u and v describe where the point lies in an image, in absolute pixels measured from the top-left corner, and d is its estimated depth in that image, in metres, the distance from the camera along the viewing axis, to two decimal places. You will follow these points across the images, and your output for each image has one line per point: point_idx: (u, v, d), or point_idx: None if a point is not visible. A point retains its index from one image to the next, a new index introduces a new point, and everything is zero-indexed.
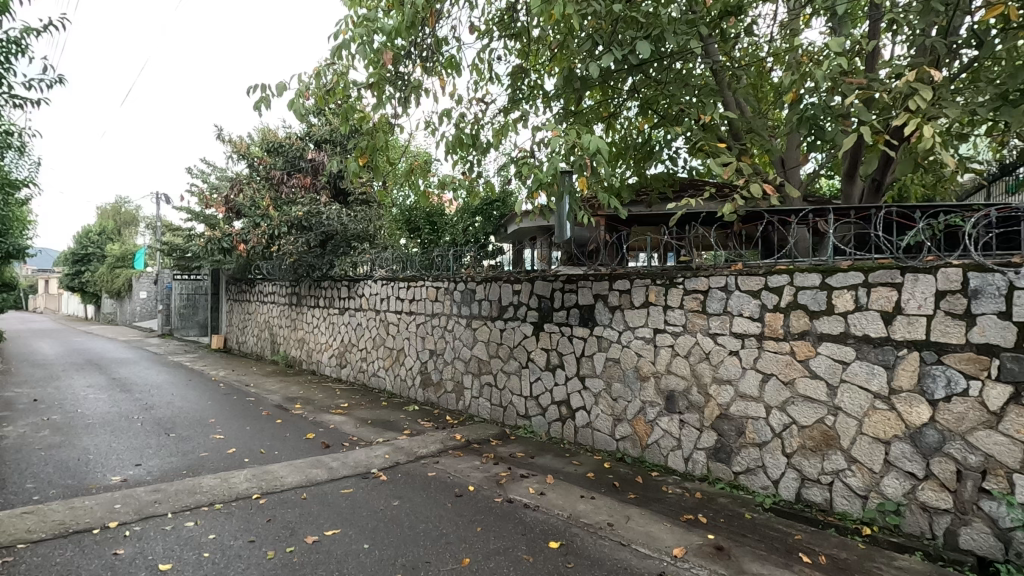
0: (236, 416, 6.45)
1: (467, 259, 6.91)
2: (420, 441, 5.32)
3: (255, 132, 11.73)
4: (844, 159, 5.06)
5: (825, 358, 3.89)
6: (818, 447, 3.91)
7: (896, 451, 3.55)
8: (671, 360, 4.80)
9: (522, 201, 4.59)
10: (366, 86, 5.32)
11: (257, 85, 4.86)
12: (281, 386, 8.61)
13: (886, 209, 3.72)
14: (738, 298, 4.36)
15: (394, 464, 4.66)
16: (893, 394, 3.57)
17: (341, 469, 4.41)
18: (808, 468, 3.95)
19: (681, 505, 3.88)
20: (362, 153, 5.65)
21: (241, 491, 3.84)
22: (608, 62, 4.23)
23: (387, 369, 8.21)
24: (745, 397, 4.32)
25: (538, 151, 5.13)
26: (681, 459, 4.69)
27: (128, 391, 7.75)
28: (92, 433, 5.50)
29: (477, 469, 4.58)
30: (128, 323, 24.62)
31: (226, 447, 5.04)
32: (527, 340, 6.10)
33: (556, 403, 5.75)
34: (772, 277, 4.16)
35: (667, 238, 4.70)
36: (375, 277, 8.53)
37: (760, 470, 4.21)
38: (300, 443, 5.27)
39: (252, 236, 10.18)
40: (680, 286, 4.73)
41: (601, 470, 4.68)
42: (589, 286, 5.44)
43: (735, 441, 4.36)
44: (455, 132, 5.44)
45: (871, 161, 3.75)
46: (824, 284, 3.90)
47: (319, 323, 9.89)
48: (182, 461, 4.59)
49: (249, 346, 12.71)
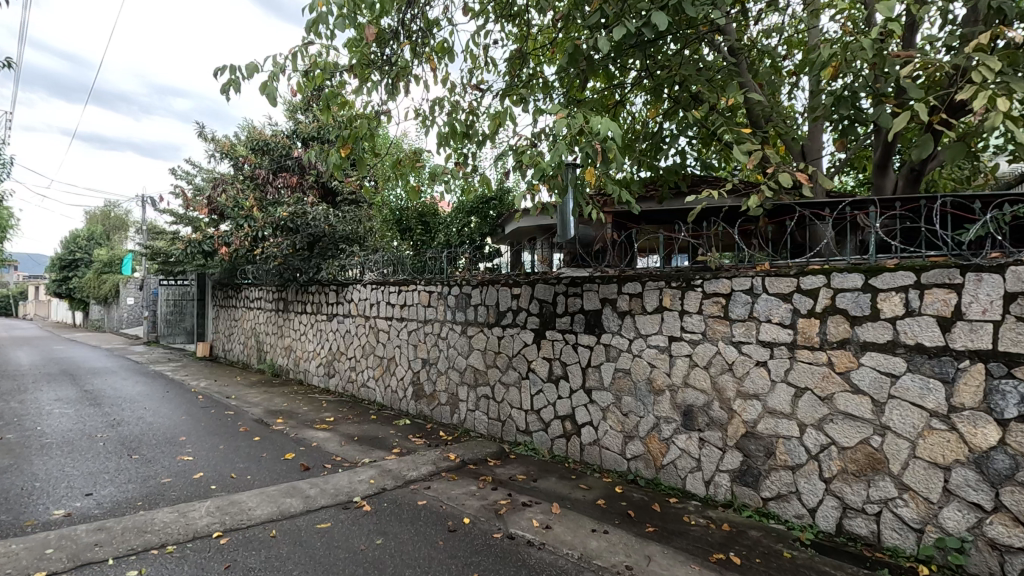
0: (211, 433, 5.91)
1: (462, 262, 6.43)
2: (410, 462, 4.79)
3: (240, 132, 11.25)
4: (875, 150, 4.63)
5: (870, 369, 3.41)
6: (863, 472, 3.43)
7: (958, 478, 3.07)
8: (689, 372, 4.31)
9: (522, 196, 4.09)
10: (349, 70, 4.82)
11: (225, 67, 4.30)
12: (264, 397, 8.07)
13: (941, 199, 3.24)
14: (765, 302, 3.89)
15: (380, 491, 4.14)
16: (953, 413, 3.09)
17: (319, 498, 3.90)
18: (851, 496, 3.47)
19: (708, 541, 3.39)
20: (343, 144, 5.12)
21: (200, 528, 3.32)
22: (619, 35, 3.73)
23: (377, 379, 7.69)
24: (775, 413, 3.83)
25: (539, 142, 4.63)
26: (701, 482, 4.21)
27: (97, 406, 7.19)
28: (46, 454, 4.96)
29: (474, 496, 4.07)
30: (116, 329, 24.04)
31: (193, 471, 4.51)
32: (527, 348, 5.61)
33: (559, 418, 5.26)
34: (806, 278, 3.69)
35: (684, 236, 4.22)
36: (364, 280, 8.04)
37: (794, 497, 3.73)
38: (277, 465, 4.75)
39: (235, 238, 9.62)
40: (699, 288, 4.25)
41: (613, 495, 4.18)
42: (595, 289, 4.96)
43: (765, 464, 3.87)
44: (448, 120, 4.91)
45: (924, 144, 3.24)
46: (867, 286, 3.42)
47: (307, 330, 9.38)
48: (139, 490, 4.06)
49: (235, 354, 12.15)
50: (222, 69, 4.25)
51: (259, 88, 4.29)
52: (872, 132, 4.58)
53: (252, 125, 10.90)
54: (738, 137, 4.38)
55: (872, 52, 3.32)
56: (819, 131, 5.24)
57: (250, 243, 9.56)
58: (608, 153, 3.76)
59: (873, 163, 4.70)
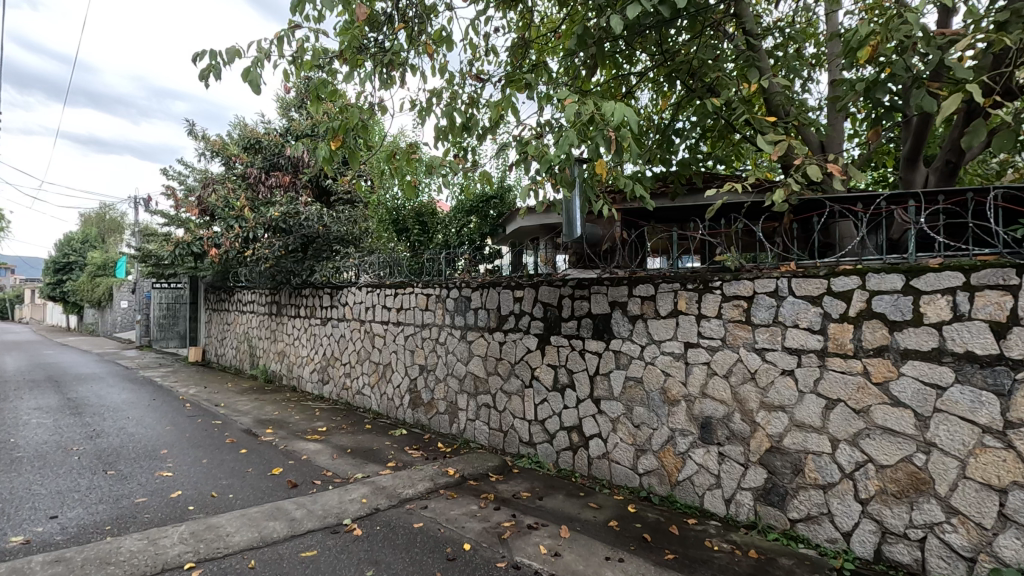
0: (195, 445, 5.56)
1: (461, 263, 6.07)
2: (406, 478, 4.45)
3: (232, 129, 10.90)
4: (905, 141, 4.33)
5: (912, 380, 3.09)
6: (904, 493, 3.10)
7: (1015, 502, 2.75)
8: (707, 381, 3.99)
9: (525, 192, 3.78)
10: (340, 56, 4.49)
11: (203, 52, 3.95)
12: (254, 405, 7.73)
13: (993, 191, 2.92)
14: (792, 305, 3.57)
15: (372, 511, 3.81)
16: (1010, 429, 2.77)
17: (305, 520, 3.57)
18: (891, 520, 3.14)
19: (735, 570, 3.07)
20: (333, 136, 4.77)
21: (170, 559, 2.99)
22: (633, 12, 3.36)
23: (373, 387, 7.36)
24: (803, 426, 3.51)
25: (546, 133, 4.28)
26: (720, 501, 3.89)
27: (77, 416, 6.83)
28: (15, 470, 4.62)
29: (475, 518, 3.74)
30: (109, 333, 23.65)
31: (171, 490, 4.17)
32: (531, 355, 5.28)
33: (565, 429, 4.94)
34: (836, 279, 3.38)
35: (701, 233, 3.91)
36: (360, 283, 7.70)
37: (825, 519, 3.40)
38: (263, 482, 4.41)
39: (225, 239, 9.26)
40: (717, 291, 3.93)
41: (626, 516, 3.84)
42: (603, 292, 4.64)
43: (792, 482, 3.55)
44: (447, 112, 4.57)
45: (976, 130, 2.76)
46: (907, 288, 3.11)
47: (300, 335, 9.04)
48: (110, 512, 3.73)
49: (227, 359, 11.81)
50: (201, 54, 3.90)
51: (240, 74, 3.95)
52: (899, 125, 4.38)
53: (244, 123, 10.60)
54: (760, 126, 4.06)
55: (918, 26, 3.03)
56: (840, 123, 4.94)
57: (240, 245, 9.16)
58: (622, 143, 3.41)
59: (901, 157, 4.43)
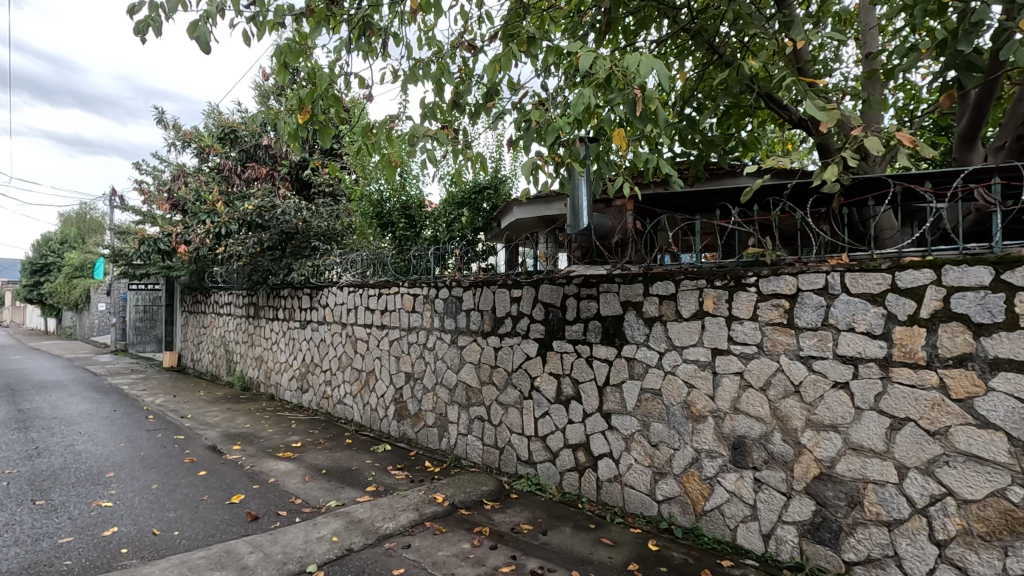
0: (150, 466, 4.89)
1: (452, 260, 5.45)
2: (387, 508, 3.81)
3: (206, 119, 10.21)
4: (963, 115, 3.79)
5: (1005, 397, 2.51)
6: (995, 535, 2.52)
7: None
8: (740, 394, 3.40)
9: (528, 168, 3.19)
10: (308, 15, 3.83)
11: (139, 3, 3.29)
12: (225, 417, 7.05)
13: None
14: (846, 305, 2.99)
15: (343, 552, 3.17)
16: None
17: (259, 569, 2.92)
18: (977, 568, 2.56)
19: None
20: (300, 110, 4.10)
21: None
22: None
23: (356, 396, 6.70)
24: (861, 450, 2.92)
25: (555, 102, 3.65)
26: (757, 536, 3.30)
27: (23, 431, 6.11)
28: None
29: (467, 561, 3.11)
30: (86, 336, 22.80)
31: (104, 527, 3.50)
32: (530, 362, 4.67)
33: (569, 448, 4.33)
34: (904, 274, 2.79)
35: (733, 220, 3.31)
36: (341, 283, 7.05)
37: (890, 563, 2.82)
38: (217, 514, 3.75)
39: (196, 235, 8.62)
40: (752, 289, 3.34)
41: (646, 556, 3.24)
42: (615, 290, 4.04)
43: (847, 517, 2.96)
44: (434, 83, 3.94)
45: None
46: (998, 284, 2.52)
47: (278, 339, 8.37)
48: (22, 558, 3.06)
49: (203, 365, 11.08)
50: (136, 5, 3.24)
51: (186, 29, 3.29)
52: (956, 99, 3.86)
53: (218, 111, 9.91)
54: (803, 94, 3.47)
55: None
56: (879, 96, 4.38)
57: (211, 241, 8.62)
58: (645, 104, 2.79)
59: (955, 135, 3.88)
